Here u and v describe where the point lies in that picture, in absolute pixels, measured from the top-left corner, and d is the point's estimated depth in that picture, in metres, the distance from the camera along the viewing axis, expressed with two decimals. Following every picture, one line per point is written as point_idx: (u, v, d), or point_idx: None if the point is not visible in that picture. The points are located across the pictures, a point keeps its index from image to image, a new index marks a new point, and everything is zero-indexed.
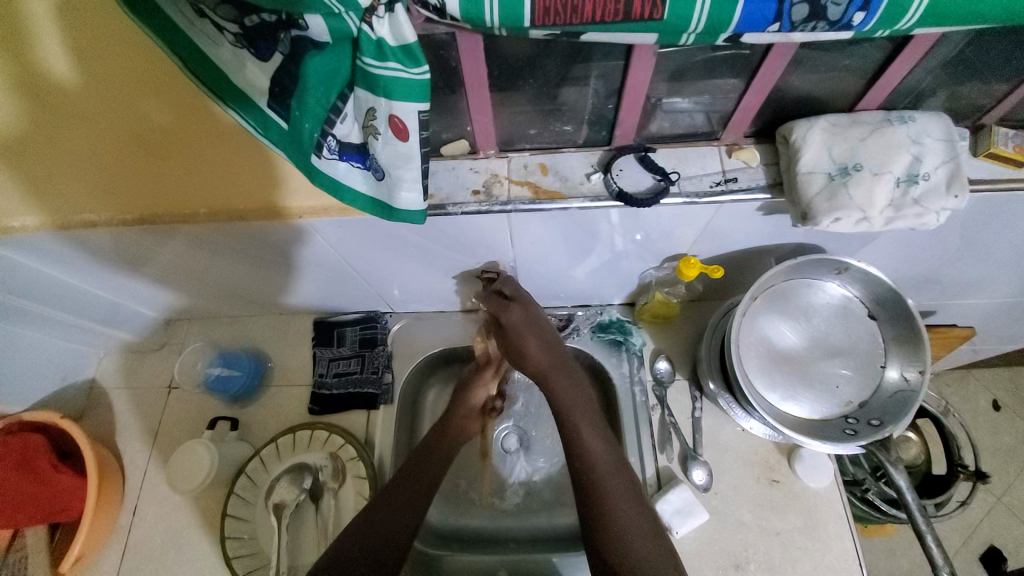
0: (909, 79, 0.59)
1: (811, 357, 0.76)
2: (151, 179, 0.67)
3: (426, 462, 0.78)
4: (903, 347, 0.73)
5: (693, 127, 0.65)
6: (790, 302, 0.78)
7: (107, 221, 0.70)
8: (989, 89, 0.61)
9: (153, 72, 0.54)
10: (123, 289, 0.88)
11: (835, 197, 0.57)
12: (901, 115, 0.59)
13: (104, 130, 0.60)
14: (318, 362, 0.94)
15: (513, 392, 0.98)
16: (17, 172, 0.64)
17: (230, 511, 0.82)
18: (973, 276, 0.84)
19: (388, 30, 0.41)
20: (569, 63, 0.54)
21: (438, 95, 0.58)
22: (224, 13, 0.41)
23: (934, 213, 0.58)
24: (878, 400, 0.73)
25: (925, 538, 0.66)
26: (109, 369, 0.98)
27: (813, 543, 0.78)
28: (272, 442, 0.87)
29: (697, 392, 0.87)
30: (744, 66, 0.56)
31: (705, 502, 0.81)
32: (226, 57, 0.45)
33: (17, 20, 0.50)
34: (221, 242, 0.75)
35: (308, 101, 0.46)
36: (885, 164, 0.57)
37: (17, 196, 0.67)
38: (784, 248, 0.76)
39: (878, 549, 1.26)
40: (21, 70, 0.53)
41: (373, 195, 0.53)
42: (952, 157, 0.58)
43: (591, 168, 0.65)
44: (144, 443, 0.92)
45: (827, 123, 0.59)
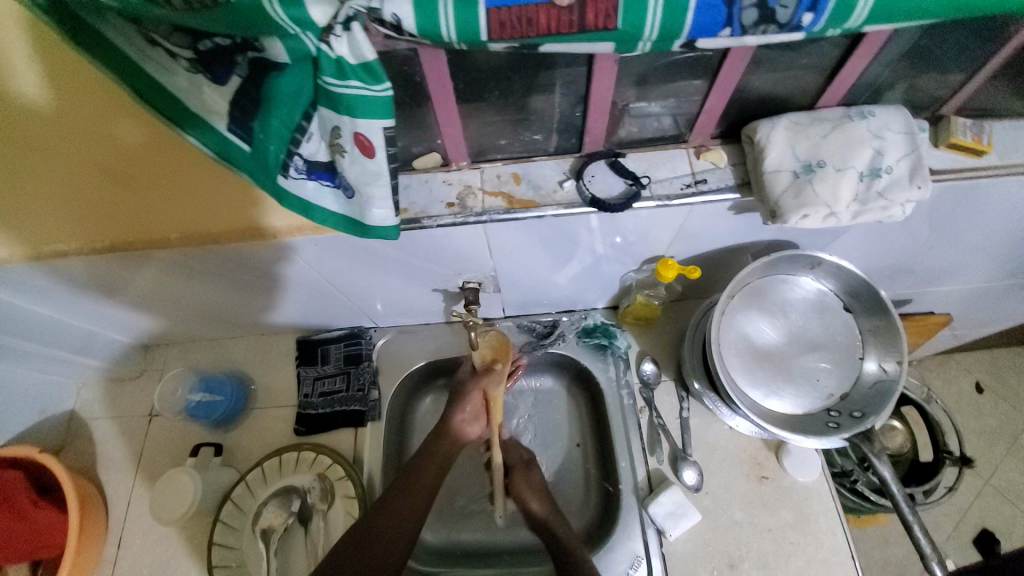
0: (866, 74, 0.60)
1: (791, 351, 0.77)
2: (125, 205, 0.66)
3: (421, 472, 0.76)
4: (880, 339, 0.74)
5: (661, 130, 0.66)
6: (768, 298, 0.79)
7: (78, 250, 0.69)
8: (944, 81, 0.62)
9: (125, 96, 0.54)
10: (100, 317, 0.86)
11: (801, 195, 0.58)
12: (861, 111, 0.61)
13: (78, 156, 0.60)
14: (302, 382, 0.93)
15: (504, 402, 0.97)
16: None
17: (217, 540, 0.80)
18: (945, 263, 0.86)
19: (347, 48, 0.41)
20: (534, 72, 0.55)
21: (405, 109, 0.58)
22: (176, 40, 0.41)
23: (899, 206, 0.59)
24: (860, 392, 0.74)
25: (913, 528, 0.66)
26: (89, 399, 0.95)
27: (805, 537, 0.79)
28: (258, 466, 0.85)
29: (684, 391, 0.88)
30: (705, 69, 0.57)
31: (697, 502, 0.81)
32: (182, 84, 0.45)
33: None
34: (197, 267, 0.74)
35: (271, 123, 0.45)
36: (848, 160, 0.59)
37: None
38: (759, 246, 0.77)
39: (873, 539, 1.27)
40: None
41: (345, 213, 0.53)
42: (913, 150, 0.59)
43: (564, 176, 0.66)
44: (126, 474, 0.90)
45: (789, 122, 0.61)
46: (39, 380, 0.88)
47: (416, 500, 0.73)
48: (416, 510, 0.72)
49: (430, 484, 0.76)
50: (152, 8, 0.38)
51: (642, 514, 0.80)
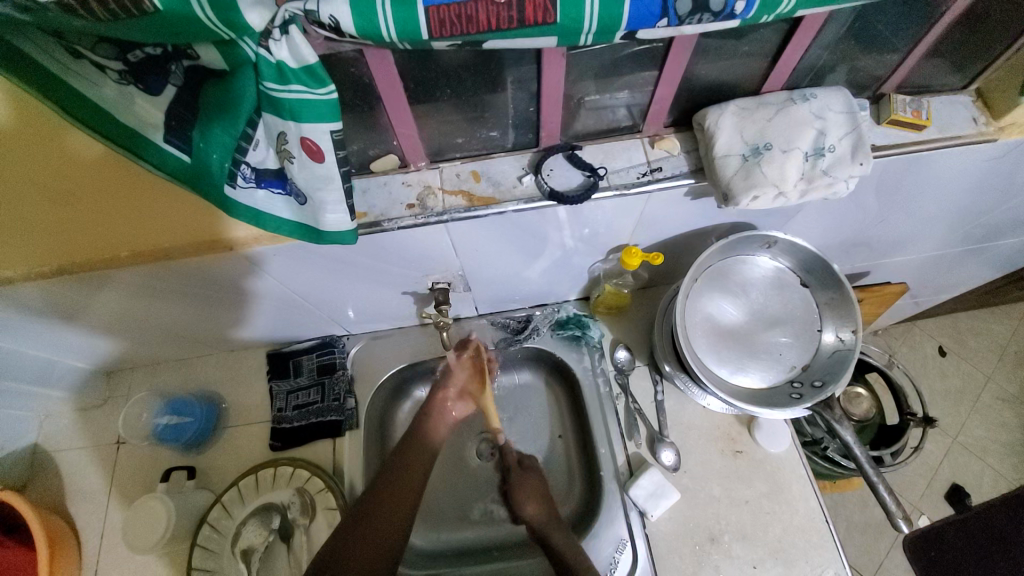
0: (807, 58, 0.63)
1: (754, 329, 0.80)
2: (79, 222, 0.63)
3: (405, 471, 0.75)
4: (835, 310, 0.77)
5: (616, 122, 0.67)
6: (729, 279, 0.81)
7: (26, 276, 0.64)
8: (881, 61, 0.65)
9: None
10: (59, 344, 0.81)
11: (751, 176, 0.60)
12: (803, 93, 0.63)
13: (26, 174, 0.57)
14: (276, 396, 0.91)
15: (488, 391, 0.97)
16: None
17: (195, 564, 0.78)
18: (899, 234, 0.90)
19: (288, 52, 0.40)
20: (485, 70, 0.55)
21: (358, 112, 0.57)
22: (104, 52, 0.41)
23: (844, 181, 0.61)
24: (819, 362, 0.77)
25: (877, 488, 0.69)
26: (54, 431, 0.91)
27: (780, 506, 0.82)
28: (234, 485, 0.83)
29: (657, 375, 0.89)
30: (653, 59, 0.58)
31: (676, 482, 0.83)
32: (110, 96, 0.43)
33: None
34: (159, 285, 0.71)
35: (213, 131, 0.44)
36: (793, 141, 0.61)
37: None
38: (721, 228, 0.79)
39: (852, 502, 1.32)
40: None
41: (298, 220, 0.52)
42: (854, 128, 0.62)
43: (523, 171, 0.66)
44: (96, 506, 0.86)
45: (736, 107, 0.63)
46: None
47: (402, 496, 0.73)
48: (400, 508, 0.72)
49: (416, 483, 0.75)
50: (72, 20, 0.36)
51: (624, 498, 0.81)
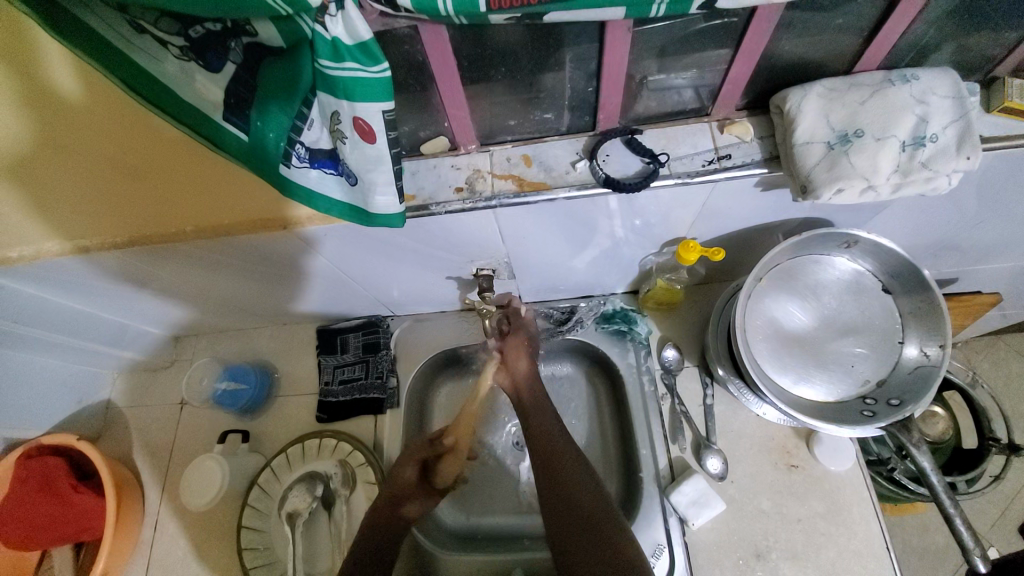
0: (909, 35, 0.55)
1: (824, 336, 0.73)
2: (149, 197, 0.66)
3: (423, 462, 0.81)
4: (922, 322, 0.69)
5: (681, 104, 0.62)
6: (798, 280, 0.74)
7: (101, 246, 0.70)
8: (998, 39, 0.56)
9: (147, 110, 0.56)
10: (133, 309, 0.88)
11: (835, 167, 0.53)
12: (903, 74, 0.55)
13: (107, 157, 0.61)
14: (323, 370, 0.94)
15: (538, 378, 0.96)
16: (20, 190, 0.63)
17: (245, 523, 0.82)
18: (998, 238, 0.79)
19: (342, 28, 0.40)
20: (543, 47, 0.52)
21: (410, 92, 0.56)
22: (166, 26, 0.41)
23: (945, 177, 0.53)
24: (897, 378, 0.69)
25: (953, 521, 0.61)
26: (123, 390, 0.99)
27: (836, 528, 0.75)
28: (282, 452, 0.86)
29: (708, 377, 0.85)
30: (728, 36, 0.53)
31: (721, 491, 0.79)
32: (172, 71, 0.43)
33: (24, 40, 0.50)
34: (217, 258, 0.74)
35: (269, 109, 0.45)
36: (888, 128, 0.54)
37: (25, 216, 0.66)
38: (790, 224, 0.72)
39: (911, 526, 1.21)
40: (29, 91, 0.53)
41: (348, 201, 0.53)
42: (962, 114, 0.53)
43: (577, 156, 0.63)
44: (159, 459, 0.93)
45: (822, 88, 0.56)
46: (62, 369, 0.89)
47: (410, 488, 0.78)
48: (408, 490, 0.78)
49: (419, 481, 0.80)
50: None
51: (664, 503, 0.78)
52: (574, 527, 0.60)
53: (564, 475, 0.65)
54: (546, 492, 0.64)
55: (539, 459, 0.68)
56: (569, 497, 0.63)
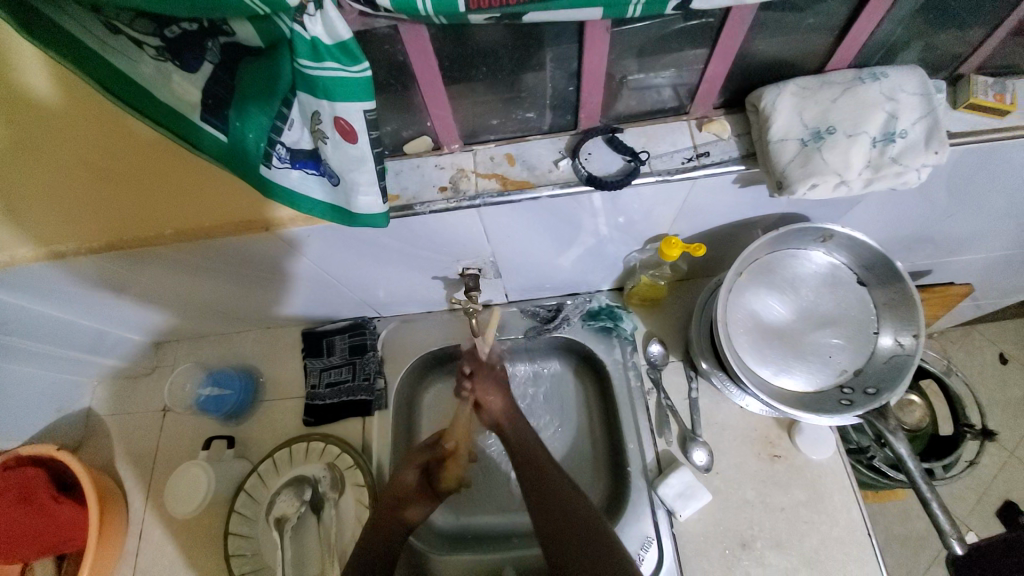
0: (878, 34, 0.57)
1: (803, 328, 0.75)
2: (127, 200, 0.65)
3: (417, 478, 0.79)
4: (895, 312, 0.71)
5: (661, 102, 0.63)
6: (777, 274, 0.76)
7: (78, 250, 0.68)
8: (961, 38, 0.58)
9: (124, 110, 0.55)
10: (113, 316, 0.86)
11: (810, 163, 0.55)
12: (873, 72, 0.57)
13: (83, 159, 0.60)
14: (309, 373, 0.93)
15: (523, 373, 0.96)
16: None
17: (232, 530, 0.81)
18: (967, 231, 0.82)
19: (322, 27, 0.40)
20: (524, 47, 0.53)
21: (392, 92, 0.56)
22: (141, 27, 0.40)
23: (915, 171, 0.55)
24: (873, 367, 0.71)
25: (929, 505, 0.64)
26: (103, 399, 0.97)
27: (818, 515, 0.77)
28: (269, 457, 0.86)
29: (692, 371, 0.86)
30: (704, 36, 0.54)
31: (708, 483, 0.80)
32: (149, 73, 0.43)
33: None
34: (198, 262, 0.73)
35: (249, 110, 0.44)
36: (860, 125, 0.55)
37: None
38: (769, 220, 0.74)
39: (892, 512, 1.24)
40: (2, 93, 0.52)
41: (330, 201, 0.53)
42: (929, 111, 0.55)
43: (559, 155, 0.64)
44: (142, 467, 0.92)
45: (796, 86, 0.57)
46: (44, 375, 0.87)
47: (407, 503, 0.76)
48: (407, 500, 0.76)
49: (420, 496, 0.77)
50: None
51: (652, 496, 0.79)
52: (569, 535, 0.63)
53: (551, 482, 0.68)
54: (534, 501, 0.67)
55: (527, 474, 0.70)
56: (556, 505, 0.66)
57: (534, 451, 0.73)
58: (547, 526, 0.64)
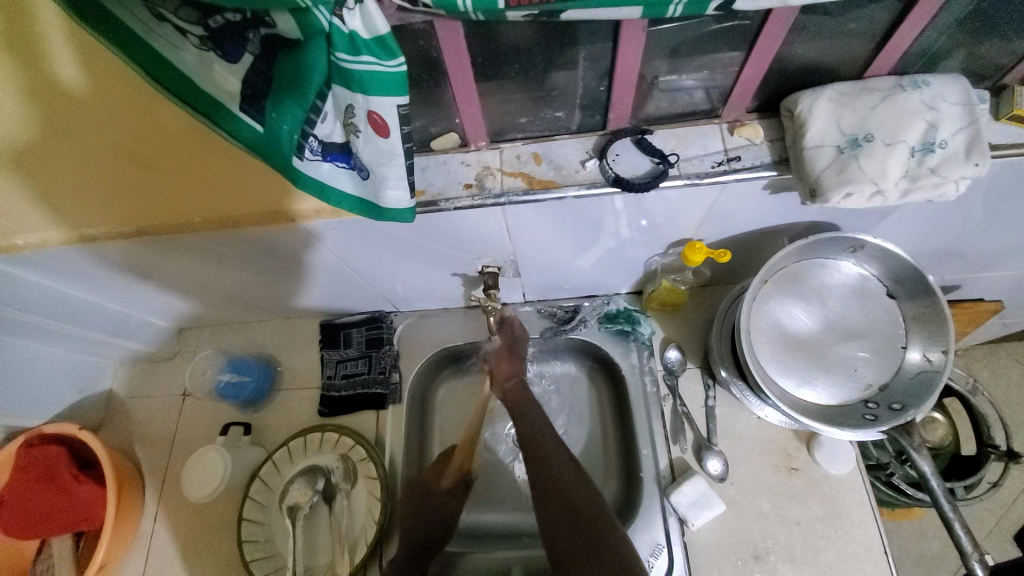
0: (921, 41, 0.55)
1: (828, 340, 0.73)
2: (154, 186, 0.66)
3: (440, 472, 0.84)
4: (925, 327, 0.69)
5: (692, 105, 0.62)
6: (803, 283, 0.75)
7: (107, 234, 0.69)
8: (1008, 48, 0.56)
9: (150, 96, 0.55)
10: (136, 300, 0.88)
11: (845, 171, 0.54)
12: (914, 80, 0.56)
13: (111, 145, 0.61)
14: (326, 364, 0.94)
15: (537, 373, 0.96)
16: (27, 178, 0.63)
17: (246, 515, 0.82)
18: (1002, 247, 0.79)
19: (361, 22, 0.40)
20: (556, 45, 0.52)
21: (423, 88, 0.56)
22: (186, 15, 0.41)
23: (953, 183, 0.54)
24: (899, 383, 0.70)
25: (952, 525, 0.62)
26: (124, 381, 0.99)
27: (835, 531, 0.76)
28: (283, 446, 0.86)
29: (710, 379, 0.85)
30: (740, 39, 0.53)
31: (722, 492, 0.79)
32: (191, 61, 0.44)
33: (29, 25, 0.50)
34: (222, 250, 0.74)
35: (285, 101, 0.44)
36: (898, 134, 0.54)
37: (31, 205, 0.66)
38: (796, 228, 0.72)
39: (908, 532, 1.21)
40: (37, 78, 0.54)
41: (360, 194, 0.53)
42: (972, 122, 0.54)
43: (586, 155, 0.63)
44: (160, 451, 0.93)
45: (834, 92, 0.56)
46: (63, 358, 0.89)
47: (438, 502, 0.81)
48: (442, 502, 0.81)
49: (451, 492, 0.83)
50: None
51: (664, 503, 0.78)
52: (574, 529, 0.58)
53: (559, 475, 0.64)
54: (541, 496, 0.63)
55: (535, 466, 0.67)
56: (565, 499, 0.61)
57: (546, 442, 0.69)
58: (549, 515, 0.61)
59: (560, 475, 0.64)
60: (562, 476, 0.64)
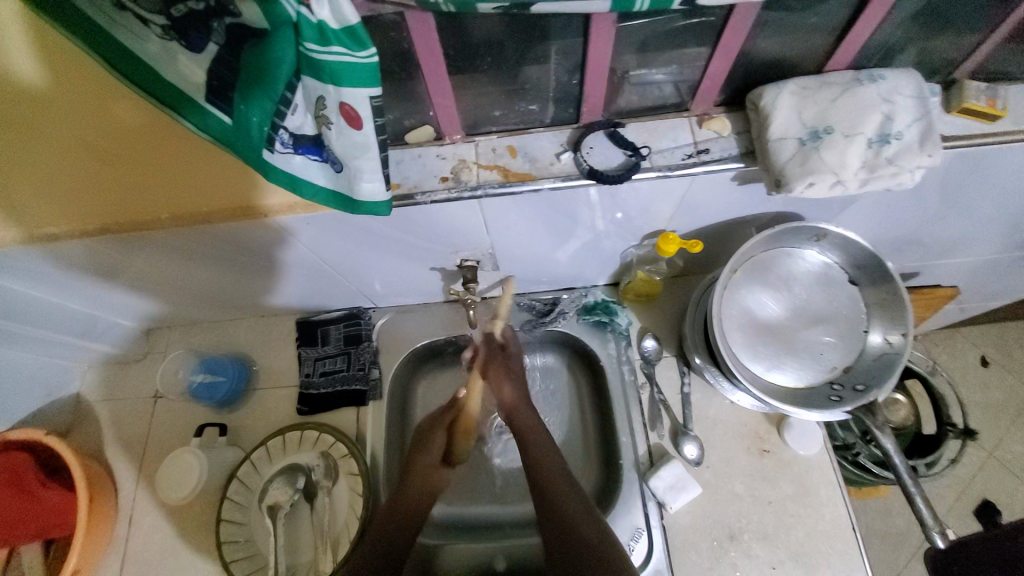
0: (877, 36, 0.58)
1: (796, 325, 0.76)
2: (120, 184, 0.64)
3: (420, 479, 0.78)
4: (886, 312, 0.73)
5: (662, 99, 0.63)
6: (771, 272, 0.77)
7: (71, 233, 0.67)
8: (958, 42, 0.59)
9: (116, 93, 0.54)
10: (103, 301, 0.85)
11: (807, 162, 0.56)
12: (870, 74, 0.58)
13: (74, 144, 0.59)
14: (303, 362, 0.93)
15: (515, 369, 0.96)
16: None
17: (224, 516, 0.81)
18: (956, 234, 0.84)
19: (329, 11, 0.40)
20: (529, 38, 0.53)
21: (396, 80, 0.56)
22: (147, 4, 0.40)
23: (909, 172, 0.56)
24: (862, 365, 0.73)
25: (915, 500, 0.65)
26: (94, 383, 0.96)
27: (805, 509, 0.79)
28: (261, 446, 0.85)
29: (685, 367, 0.87)
30: (707, 33, 0.55)
31: (698, 476, 0.82)
32: (154, 51, 0.42)
33: None
34: (194, 248, 0.73)
35: (254, 93, 0.44)
36: (856, 126, 0.56)
37: None
38: (764, 218, 0.75)
39: (874, 510, 1.27)
40: None
41: (333, 188, 0.52)
42: (924, 114, 0.57)
43: (560, 148, 0.64)
44: (134, 454, 0.91)
45: (796, 86, 0.58)
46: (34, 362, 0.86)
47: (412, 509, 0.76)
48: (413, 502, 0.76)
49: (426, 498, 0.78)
50: None
51: (643, 488, 0.80)
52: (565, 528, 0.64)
53: (551, 472, 0.70)
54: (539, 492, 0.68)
55: (531, 460, 0.72)
56: (557, 496, 0.67)
57: (541, 441, 0.74)
58: (542, 510, 0.67)
59: (550, 465, 0.70)
60: (554, 473, 0.70)
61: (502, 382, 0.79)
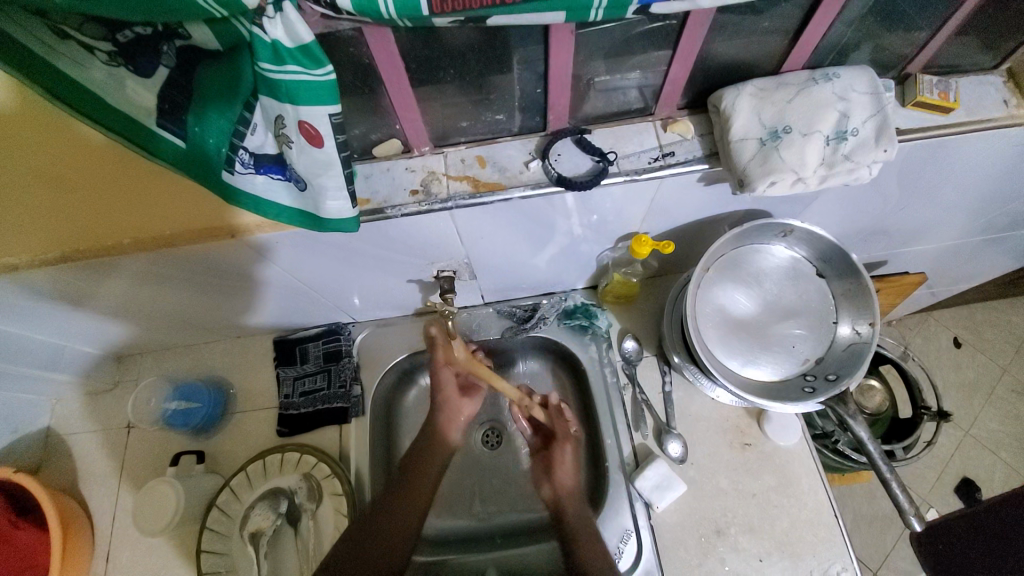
0: (829, 36, 0.59)
1: (769, 320, 0.78)
2: (80, 210, 0.63)
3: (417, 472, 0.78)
4: (852, 303, 0.75)
5: (626, 104, 0.64)
6: (742, 268, 0.79)
7: (30, 263, 0.64)
8: (909, 39, 0.61)
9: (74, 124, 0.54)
10: (68, 329, 0.82)
11: (767, 162, 0.57)
12: (825, 73, 0.60)
13: (32, 172, 0.58)
14: (282, 382, 0.91)
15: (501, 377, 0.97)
16: None
17: (204, 547, 0.79)
18: (919, 223, 0.87)
19: (282, 31, 0.39)
20: (491, 49, 0.53)
21: (359, 95, 0.56)
22: (91, 32, 0.38)
23: (866, 167, 0.58)
24: (834, 355, 0.75)
25: (890, 485, 0.66)
26: (65, 416, 0.92)
27: (788, 499, 0.80)
28: (241, 471, 0.83)
29: (665, 365, 0.88)
30: (666, 39, 0.56)
31: (683, 473, 0.82)
32: (100, 78, 0.41)
33: None
34: (163, 271, 0.70)
35: (207, 115, 0.43)
36: (813, 125, 0.58)
37: None
38: (735, 216, 0.76)
39: (859, 494, 1.30)
40: None
41: (299, 207, 0.52)
42: (878, 110, 0.58)
43: (529, 156, 0.64)
44: (109, 487, 0.88)
45: (753, 88, 0.60)
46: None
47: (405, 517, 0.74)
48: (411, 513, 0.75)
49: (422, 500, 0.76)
50: None
51: (630, 489, 0.81)
52: None
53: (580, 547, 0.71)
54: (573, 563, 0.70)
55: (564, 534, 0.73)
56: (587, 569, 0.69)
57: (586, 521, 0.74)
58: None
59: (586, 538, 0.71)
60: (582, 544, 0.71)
61: (562, 464, 0.79)
